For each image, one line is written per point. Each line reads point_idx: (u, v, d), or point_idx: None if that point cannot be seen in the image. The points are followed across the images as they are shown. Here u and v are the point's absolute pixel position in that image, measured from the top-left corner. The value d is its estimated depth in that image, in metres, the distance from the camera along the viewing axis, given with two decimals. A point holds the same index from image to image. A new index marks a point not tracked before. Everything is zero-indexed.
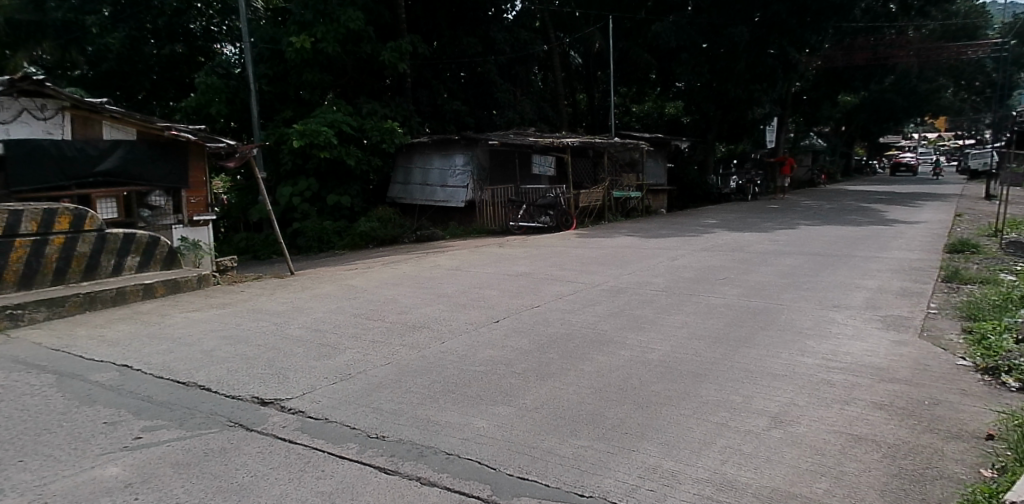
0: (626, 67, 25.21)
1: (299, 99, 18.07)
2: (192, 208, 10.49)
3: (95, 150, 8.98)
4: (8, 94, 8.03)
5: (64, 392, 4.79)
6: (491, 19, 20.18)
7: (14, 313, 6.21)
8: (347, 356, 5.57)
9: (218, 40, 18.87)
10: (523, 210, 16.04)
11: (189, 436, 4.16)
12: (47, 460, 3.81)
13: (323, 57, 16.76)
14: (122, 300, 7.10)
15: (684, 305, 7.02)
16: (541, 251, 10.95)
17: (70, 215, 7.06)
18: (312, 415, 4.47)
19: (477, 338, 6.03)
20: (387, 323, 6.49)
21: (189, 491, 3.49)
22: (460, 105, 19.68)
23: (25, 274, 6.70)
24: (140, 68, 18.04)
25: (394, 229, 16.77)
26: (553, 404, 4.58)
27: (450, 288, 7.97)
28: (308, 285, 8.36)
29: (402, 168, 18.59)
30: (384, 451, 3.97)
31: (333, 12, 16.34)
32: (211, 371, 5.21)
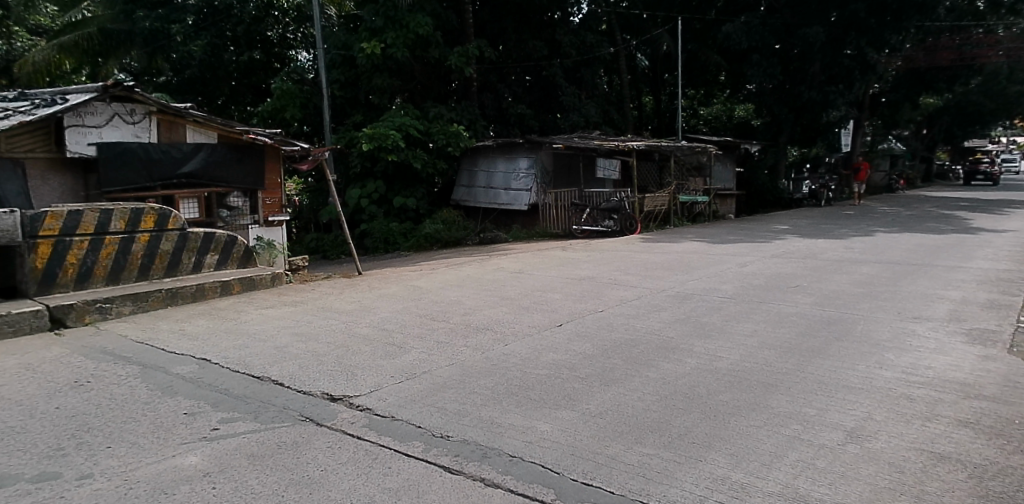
0: (693, 70, 24.78)
1: (368, 104, 18.50)
2: (267, 209, 10.93)
3: (179, 153, 9.42)
4: (102, 99, 8.50)
5: (148, 383, 5.04)
6: (558, 22, 20.17)
7: (103, 306, 6.57)
8: (413, 355, 5.67)
9: (293, 46, 19.53)
10: (587, 214, 16.01)
11: (263, 429, 4.31)
12: (132, 447, 4.01)
13: (392, 62, 17.12)
14: (201, 296, 7.41)
15: (753, 313, 6.84)
16: (606, 255, 10.87)
17: (154, 214, 7.42)
18: (379, 413, 4.56)
19: (540, 341, 6.02)
20: (451, 325, 6.55)
21: (264, 482, 3.61)
22: (523, 109, 19.77)
23: (113, 269, 7.08)
24: (221, 74, 18.70)
25: (457, 231, 16.96)
26: (618, 410, 4.53)
27: (513, 291, 7.99)
28: (375, 285, 8.53)
29: (466, 171, 18.79)
30: (449, 450, 4.01)
31: (403, 18, 16.66)
32: (284, 367, 5.39)
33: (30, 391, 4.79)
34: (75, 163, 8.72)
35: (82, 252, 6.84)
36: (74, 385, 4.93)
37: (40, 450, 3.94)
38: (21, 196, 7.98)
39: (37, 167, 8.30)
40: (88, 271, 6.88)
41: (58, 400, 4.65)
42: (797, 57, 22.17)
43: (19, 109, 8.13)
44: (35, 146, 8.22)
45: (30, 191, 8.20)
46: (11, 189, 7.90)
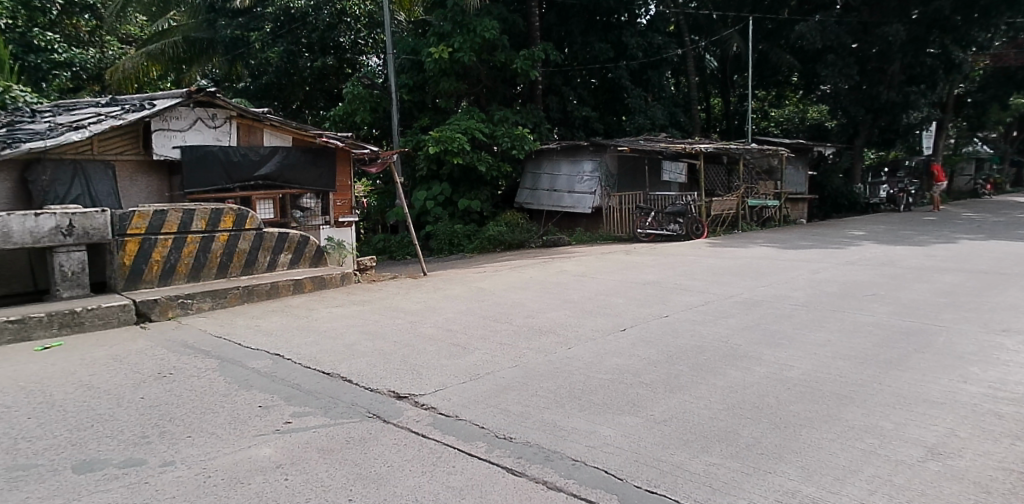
0: (764, 71, 24.10)
1: (435, 107, 18.79)
2: (338, 210, 11.26)
3: (256, 156, 9.83)
4: (186, 105, 8.95)
5: (225, 376, 5.26)
6: (625, 24, 20.01)
7: (185, 302, 6.91)
8: (476, 356, 5.73)
9: (364, 53, 19.72)
10: (652, 218, 15.74)
11: (333, 424, 4.44)
12: (211, 436, 4.20)
13: (459, 67, 17.32)
14: (275, 294, 7.69)
15: (827, 322, 6.60)
16: (672, 259, 10.72)
17: (233, 214, 7.73)
18: (444, 412, 4.62)
19: (604, 345, 5.98)
20: (514, 327, 6.58)
21: (334, 476, 3.71)
22: (588, 111, 19.68)
23: (195, 266, 7.43)
24: (296, 79, 19.16)
25: (521, 234, 17.04)
26: (683, 418, 4.45)
27: (576, 294, 7.97)
28: (440, 285, 8.66)
29: (530, 174, 18.85)
30: (512, 452, 4.03)
31: (470, 22, 16.86)
32: (352, 364, 5.52)
33: (118, 382, 5.07)
34: (160, 166, 9.19)
35: (166, 250, 7.20)
36: (159, 376, 5.20)
37: (127, 437, 4.17)
38: (111, 196, 8.47)
39: (126, 169, 8.79)
40: (171, 269, 7.24)
41: (143, 391, 4.91)
42: (875, 56, 21.33)
43: (111, 114, 8.64)
44: (125, 149, 8.71)
45: (120, 191, 8.70)
46: (103, 190, 8.40)
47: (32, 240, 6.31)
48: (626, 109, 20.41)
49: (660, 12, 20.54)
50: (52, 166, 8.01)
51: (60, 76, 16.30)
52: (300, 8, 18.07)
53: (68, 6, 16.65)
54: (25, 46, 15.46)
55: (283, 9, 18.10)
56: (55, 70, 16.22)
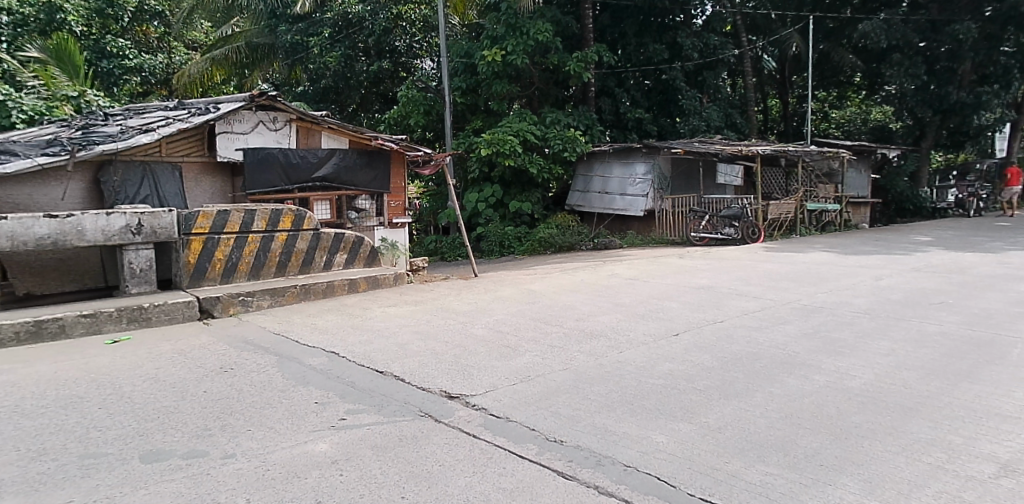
0: (824, 71, 23.42)
1: (487, 110, 18.89)
2: (392, 211, 11.40)
3: (315, 158, 10.05)
4: (249, 108, 9.25)
5: (284, 372, 5.40)
6: (680, 25, 19.74)
7: (245, 299, 7.12)
8: (527, 358, 5.73)
9: (418, 56, 19.92)
10: (706, 221, 15.49)
11: (386, 421, 4.50)
12: (269, 431, 4.32)
13: (512, 69, 17.37)
14: (331, 292, 7.86)
15: (890, 330, 6.36)
16: (727, 264, 10.50)
17: (292, 215, 7.93)
18: (494, 413, 4.64)
19: (656, 350, 5.90)
20: (565, 330, 6.55)
21: (386, 473, 3.76)
22: (641, 113, 19.49)
23: (255, 265, 7.64)
24: (353, 83, 19.35)
25: (572, 236, 17.01)
26: (739, 426, 4.35)
27: (628, 297, 7.89)
28: (492, 287, 8.69)
29: (581, 176, 18.77)
30: (563, 455, 4.01)
31: (523, 25, 16.95)
32: (404, 364, 5.59)
33: (183, 375, 5.26)
34: (224, 168, 9.51)
35: (228, 249, 7.42)
36: (221, 371, 5.38)
37: (190, 429, 4.32)
38: (178, 197, 8.82)
39: (191, 170, 9.13)
40: (232, 267, 7.47)
41: (206, 384, 5.08)
42: (944, 55, 20.52)
43: (179, 117, 9.00)
44: (191, 152, 9.06)
45: (186, 192, 9.04)
46: (170, 190, 8.75)
47: (104, 238, 6.61)
48: (680, 110, 20.12)
49: (716, 13, 20.18)
50: (123, 167, 8.39)
51: (130, 81, 17.27)
52: (357, 13, 18.46)
53: (139, 13, 17.51)
54: (100, 52, 16.69)
55: (341, 15, 18.54)
56: (125, 75, 17.20)
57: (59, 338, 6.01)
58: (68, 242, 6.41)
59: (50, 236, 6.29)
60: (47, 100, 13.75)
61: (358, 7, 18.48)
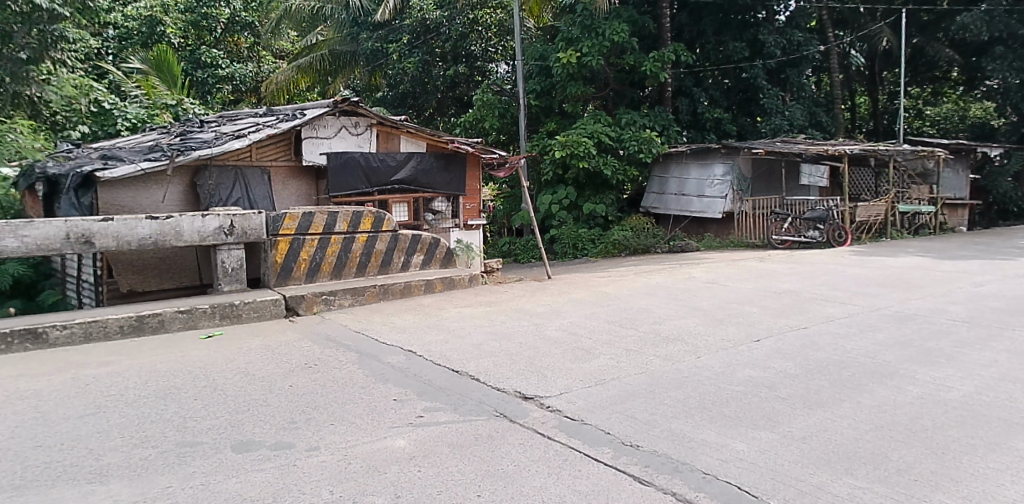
0: (919, 66, 22.18)
1: (561, 112, 18.86)
2: (467, 213, 11.53)
3: (394, 161, 10.31)
4: (333, 114, 9.60)
5: (364, 369, 5.57)
6: (762, 22, 19.15)
7: (328, 299, 7.39)
8: (601, 361, 5.68)
9: (494, 60, 20.09)
10: (789, 224, 15.00)
11: (462, 420, 4.57)
12: (350, 425, 4.45)
13: (588, 71, 17.29)
14: (408, 292, 8.04)
15: (993, 340, 5.97)
16: (813, 268, 10.10)
17: (372, 216, 8.14)
18: (569, 415, 4.63)
19: (736, 356, 5.74)
20: (641, 333, 6.47)
21: (463, 471, 3.82)
22: (719, 113, 19.01)
23: (337, 265, 7.90)
24: (430, 88, 19.85)
25: (647, 239, 16.84)
26: (826, 437, 4.19)
27: (706, 301, 7.72)
28: (565, 289, 8.67)
29: (657, 178, 18.50)
30: (639, 460, 3.97)
31: (600, 26, 16.91)
32: (479, 364, 5.66)
33: (271, 370, 5.51)
34: (308, 171, 9.89)
35: (313, 249, 7.72)
36: (306, 367, 5.60)
37: (278, 421, 4.51)
38: (266, 199, 9.23)
39: (279, 174, 9.54)
40: (316, 267, 7.76)
41: (292, 379, 5.30)
42: None
43: (268, 123, 9.43)
44: (279, 156, 9.46)
45: (275, 194, 9.45)
46: (259, 193, 9.18)
47: (199, 238, 6.99)
48: (761, 110, 19.49)
49: (800, 7, 19.45)
50: (217, 171, 8.83)
51: (223, 89, 18.57)
52: (435, 19, 18.81)
53: (230, 24, 18.89)
54: (195, 63, 18.17)
55: (419, 21, 18.92)
56: (218, 83, 18.49)
57: (158, 332, 6.40)
58: (167, 242, 6.82)
59: (152, 237, 6.71)
60: (149, 109, 15.05)
61: (436, 13, 18.86)
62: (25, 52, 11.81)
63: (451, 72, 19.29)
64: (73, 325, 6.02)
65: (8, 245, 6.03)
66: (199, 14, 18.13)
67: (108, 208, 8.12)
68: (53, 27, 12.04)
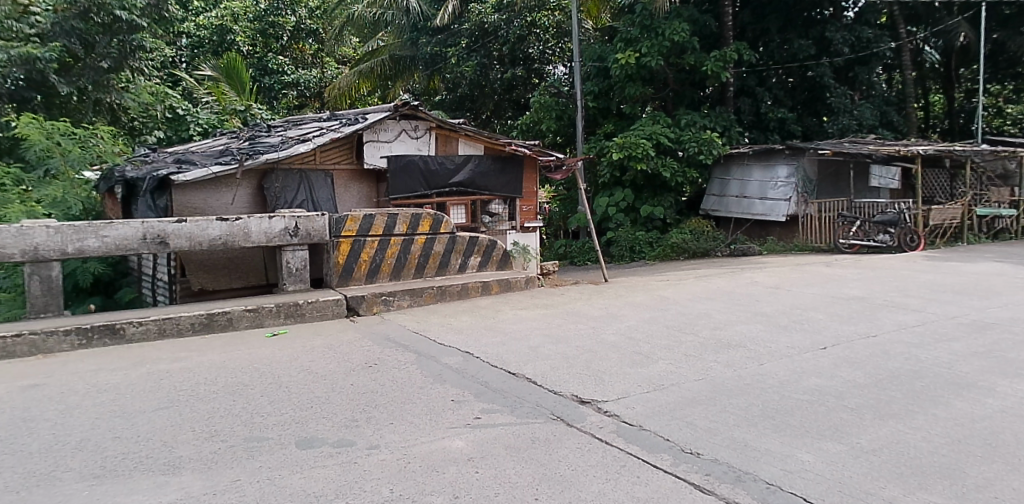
0: (999, 62, 21.08)
1: (619, 113, 18.70)
2: (524, 216, 11.53)
3: (452, 164, 10.43)
4: (393, 118, 9.77)
5: (422, 369, 5.65)
6: (829, 18, 18.55)
7: (387, 299, 7.51)
8: (660, 366, 5.60)
9: (551, 62, 20.05)
10: (857, 227, 14.58)
11: (519, 423, 4.57)
12: (410, 425, 4.52)
13: (646, 71, 17.09)
14: (465, 294, 8.10)
15: None
16: (883, 274, 9.71)
17: (430, 218, 8.25)
18: (627, 421, 4.58)
19: (801, 364, 5.57)
20: (701, 339, 6.34)
21: (520, 473, 3.83)
22: (783, 113, 18.51)
23: (396, 266, 8.04)
24: (487, 91, 19.98)
25: (707, 242, 16.63)
26: (898, 450, 4.02)
27: (769, 307, 7.52)
28: (623, 293, 8.59)
29: (717, 180, 18.16)
30: (699, 468, 3.89)
31: (659, 26, 16.68)
32: (536, 366, 5.66)
33: (333, 368, 5.65)
34: (369, 174, 10.09)
35: (373, 250, 7.88)
36: (366, 366, 5.71)
37: (340, 419, 4.61)
38: (329, 201, 9.47)
39: (341, 177, 9.77)
40: (376, 268, 7.91)
41: (354, 378, 5.42)
42: None
43: (331, 128, 9.69)
44: (341, 160, 9.69)
45: (337, 197, 9.70)
46: (322, 196, 9.43)
47: (266, 239, 7.22)
48: (828, 109, 18.87)
49: (871, 3, 18.74)
50: (283, 174, 9.11)
51: (288, 94, 19.25)
52: (493, 22, 18.90)
53: (296, 31, 19.65)
54: (263, 69, 18.98)
55: (478, 24, 19.06)
56: (284, 89, 19.17)
57: (227, 330, 6.64)
58: (236, 243, 7.05)
59: (222, 238, 6.95)
60: (220, 114, 15.62)
61: (494, 17, 18.95)
62: (107, 61, 13.30)
63: (509, 75, 19.35)
64: (148, 322, 6.30)
65: (90, 244, 6.37)
66: (267, 23, 18.98)
67: (182, 211, 8.47)
68: (132, 37, 13.52)
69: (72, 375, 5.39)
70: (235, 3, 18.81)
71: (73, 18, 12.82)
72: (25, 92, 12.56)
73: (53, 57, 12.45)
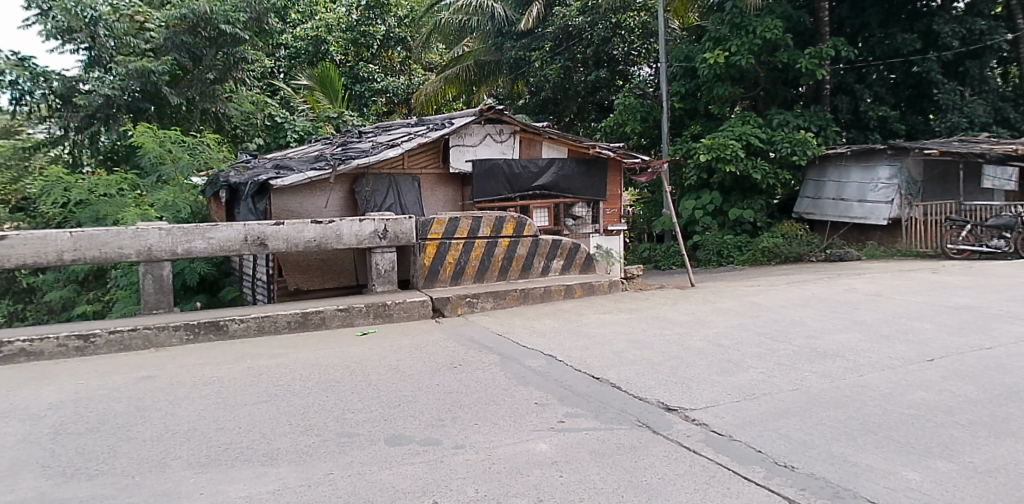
0: None
1: (707, 114, 18.22)
2: (608, 219, 11.41)
3: (536, 167, 10.48)
4: (479, 122, 9.89)
5: (506, 371, 5.68)
6: (936, 10, 17.40)
7: (472, 301, 7.61)
8: (751, 375, 5.40)
9: (636, 63, 19.77)
10: (968, 232, 13.61)
11: (603, 428, 4.52)
12: (494, 426, 4.55)
13: (736, 70, 16.57)
14: (548, 297, 8.10)
15: None
16: (998, 282, 8.99)
17: (514, 221, 8.31)
18: (716, 430, 4.44)
19: (906, 376, 5.24)
20: (795, 347, 6.08)
21: (605, 479, 3.78)
22: (884, 111, 17.52)
23: (480, 269, 8.15)
24: (571, 94, 19.93)
25: (801, 246, 16.05)
26: (1018, 472, 3.70)
27: (869, 316, 7.12)
28: (710, 298, 8.36)
29: (810, 181, 17.41)
30: (794, 482, 3.72)
31: (750, 24, 16.14)
32: (621, 372, 5.58)
33: (420, 368, 5.77)
34: (455, 178, 10.27)
35: (458, 253, 8.02)
36: (451, 366, 5.80)
37: (427, 418, 4.70)
38: (416, 205, 9.71)
39: (428, 181, 9.99)
40: (461, 270, 8.04)
41: (439, 378, 5.52)
42: None
43: (419, 133, 9.91)
44: (428, 164, 9.92)
45: (423, 201, 9.92)
46: (410, 199, 9.67)
47: (357, 242, 7.44)
48: (935, 106, 17.69)
49: None
50: (373, 178, 9.40)
51: (377, 101, 19.97)
52: (578, 25, 18.80)
53: (385, 40, 20.36)
54: (355, 77, 19.74)
55: (562, 28, 19.04)
56: (374, 96, 19.86)
57: (319, 328, 6.91)
58: (329, 245, 7.33)
59: (316, 240, 7.24)
60: (314, 121, 16.37)
61: (579, 19, 18.81)
62: (213, 73, 14.16)
63: (593, 77, 19.23)
64: (249, 319, 6.64)
65: (197, 245, 6.76)
66: (358, 33, 19.79)
67: (280, 214, 8.88)
68: (236, 49, 14.32)
69: (179, 368, 5.74)
70: (329, 15, 19.64)
71: (183, 33, 13.73)
72: (140, 103, 13.53)
73: (165, 70, 13.26)
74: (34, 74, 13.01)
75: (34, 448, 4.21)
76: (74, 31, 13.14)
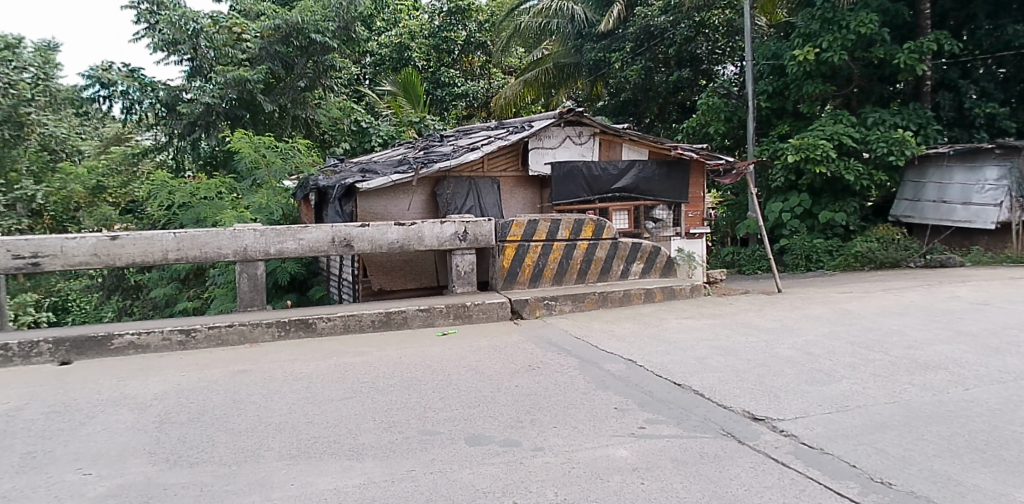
0: None
1: (795, 113, 17.53)
2: (689, 221, 11.17)
3: (616, 169, 10.37)
4: (558, 124, 9.91)
5: (585, 375, 5.63)
6: None
7: (550, 303, 7.59)
8: (844, 386, 5.15)
9: (720, 61, 19.22)
10: None
11: (686, 436, 4.42)
12: (573, 430, 4.53)
13: (827, 67, 15.86)
14: (627, 301, 8.00)
15: None
16: None
17: (592, 224, 8.26)
18: (806, 442, 4.26)
19: (1019, 393, 4.86)
20: (893, 358, 5.75)
21: (688, 488, 3.70)
22: (992, 107, 16.37)
23: (558, 271, 8.14)
24: (652, 95, 19.63)
25: (898, 252, 15.14)
26: None
27: (976, 326, 6.64)
28: (799, 304, 8.03)
29: (907, 182, 16.46)
30: (892, 500, 3.53)
31: (842, 18, 15.40)
32: (704, 378, 5.44)
33: (499, 369, 5.80)
34: (534, 181, 10.31)
35: (536, 256, 8.04)
36: (529, 368, 5.82)
37: (506, 419, 4.73)
38: (495, 207, 9.81)
39: (507, 183, 10.08)
40: (539, 273, 8.06)
41: (518, 379, 5.54)
42: None
43: (499, 136, 10.01)
44: (508, 167, 10.01)
45: (503, 203, 10.01)
46: (490, 201, 9.78)
47: (438, 243, 7.60)
48: None
49: None
50: (454, 181, 9.56)
51: (458, 105, 20.33)
52: (659, 24, 18.43)
53: (466, 45, 20.71)
54: (436, 82, 20.19)
55: (643, 28, 18.69)
56: (454, 100, 20.24)
57: (402, 327, 7.07)
58: (411, 246, 7.50)
59: (398, 241, 7.41)
60: (397, 126, 16.76)
61: (661, 19, 18.42)
62: (303, 80, 14.93)
63: (674, 77, 18.82)
64: (335, 317, 6.88)
65: (289, 246, 7.06)
66: (440, 38, 20.20)
67: (365, 216, 9.17)
68: (326, 58, 15.05)
69: (271, 364, 6.00)
70: (412, 22, 20.22)
71: (277, 43, 14.60)
72: (236, 110, 14.25)
73: (260, 78, 14.03)
74: (143, 84, 13.93)
75: (142, 435, 4.51)
76: (178, 43, 13.99)
